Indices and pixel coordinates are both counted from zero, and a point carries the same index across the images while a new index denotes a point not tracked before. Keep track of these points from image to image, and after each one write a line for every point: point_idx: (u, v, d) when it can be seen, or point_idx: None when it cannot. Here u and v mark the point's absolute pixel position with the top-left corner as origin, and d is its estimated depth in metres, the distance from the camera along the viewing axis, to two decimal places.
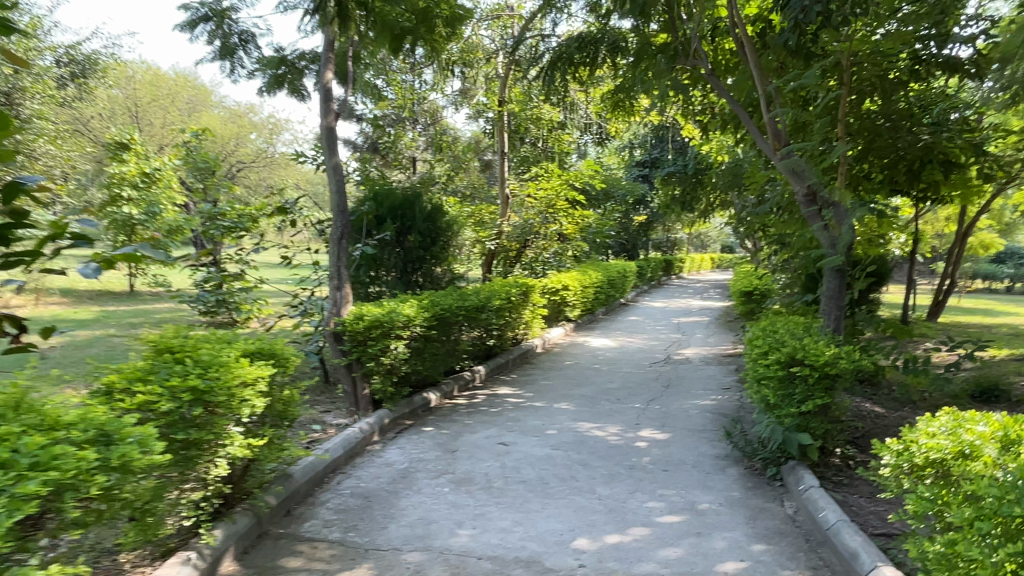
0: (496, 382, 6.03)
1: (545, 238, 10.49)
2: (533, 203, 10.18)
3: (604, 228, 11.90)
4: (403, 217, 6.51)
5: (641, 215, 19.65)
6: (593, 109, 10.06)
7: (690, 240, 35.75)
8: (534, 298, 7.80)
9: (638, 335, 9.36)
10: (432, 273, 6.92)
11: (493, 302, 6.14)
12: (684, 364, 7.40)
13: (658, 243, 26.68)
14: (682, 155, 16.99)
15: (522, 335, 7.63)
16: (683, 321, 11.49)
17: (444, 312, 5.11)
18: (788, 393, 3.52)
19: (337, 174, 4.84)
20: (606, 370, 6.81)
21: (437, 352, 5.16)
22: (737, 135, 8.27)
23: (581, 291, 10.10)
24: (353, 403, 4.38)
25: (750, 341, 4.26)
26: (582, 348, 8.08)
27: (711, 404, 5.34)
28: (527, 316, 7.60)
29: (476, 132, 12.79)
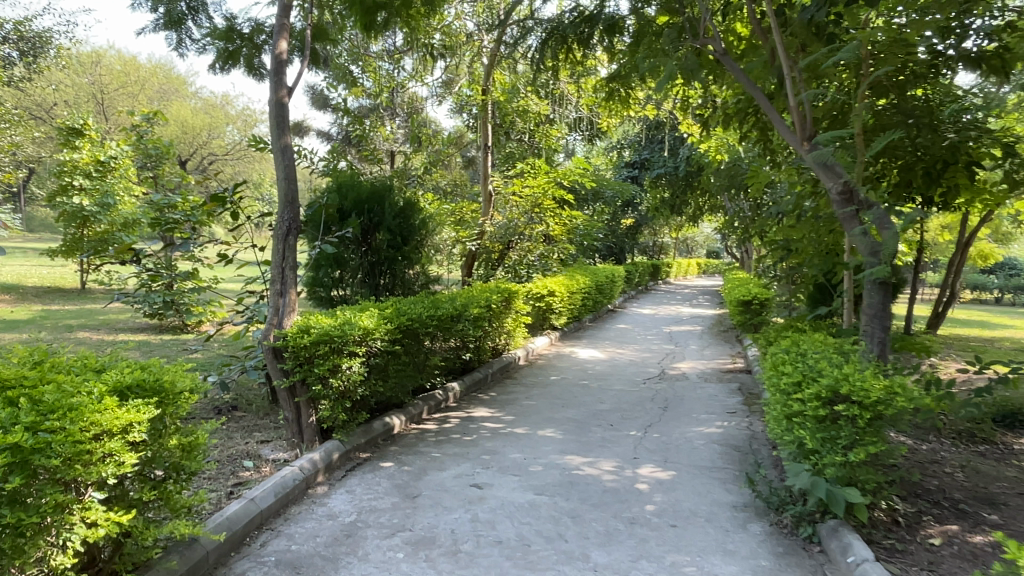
0: (473, 402, 5.30)
1: (531, 239, 9.80)
2: (518, 202, 9.47)
3: (593, 230, 11.22)
4: (371, 212, 5.77)
5: (629, 218, 19.02)
6: (584, 101, 9.40)
7: (676, 245, 35.24)
8: (518, 304, 7.09)
9: (629, 346, 8.67)
10: (403, 275, 6.19)
11: (470, 311, 5.43)
12: (681, 380, 6.71)
13: (645, 247, 26.10)
14: (673, 156, 16.37)
15: (503, 346, 6.91)
16: (675, 330, 10.83)
17: (411, 323, 4.38)
18: (830, 436, 2.83)
19: (287, 159, 4.11)
20: (596, 388, 6.10)
21: (402, 369, 4.43)
22: (741, 131, 7.63)
23: (568, 297, 9.40)
24: (295, 434, 3.63)
25: (772, 368, 3.57)
26: (569, 360, 7.38)
27: (717, 433, 4.64)
28: (509, 325, 6.90)
29: (459, 127, 12.09)
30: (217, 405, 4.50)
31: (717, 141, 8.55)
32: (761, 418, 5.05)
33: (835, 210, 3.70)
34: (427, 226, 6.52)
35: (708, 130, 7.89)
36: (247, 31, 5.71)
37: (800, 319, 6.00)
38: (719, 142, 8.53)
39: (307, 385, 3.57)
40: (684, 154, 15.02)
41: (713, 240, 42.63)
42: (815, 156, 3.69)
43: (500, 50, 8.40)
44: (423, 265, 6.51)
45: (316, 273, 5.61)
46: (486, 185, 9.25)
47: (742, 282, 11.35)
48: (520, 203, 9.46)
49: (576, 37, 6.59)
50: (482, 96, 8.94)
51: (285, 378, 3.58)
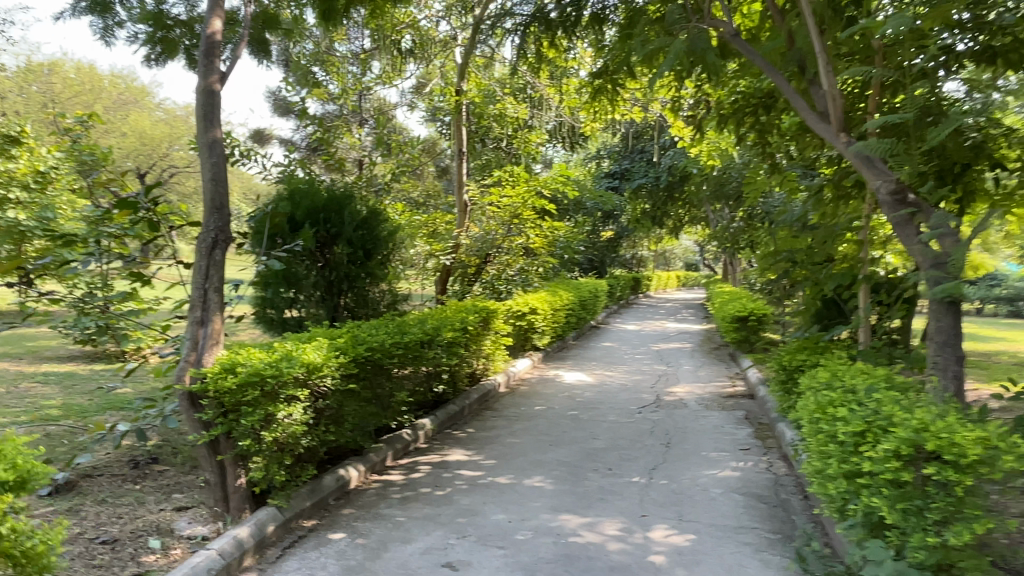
0: (448, 441, 4.57)
1: (509, 253, 9.11)
2: (496, 213, 8.77)
3: (576, 243, 10.58)
4: (328, 222, 5.03)
5: (610, 230, 18.45)
6: (565, 104, 8.76)
7: (656, 257, 34.82)
8: (498, 324, 6.38)
9: (618, 367, 7.98)
10: (368, 293, 5.45)
11: (444, 335, 4.71)
12: (679, 408, 6.04)
13: (626, 260, 25.58)
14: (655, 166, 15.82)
15: (481, 371, 6.18)
16: (663, 348, 10.18)
17: (370, 354, 3.64)
18: (916, 509, 2.14)
19: (214, 157, 3.38)
20: (587, 419, 5.39)
21: (361, 409, 3.69)
22: (737, 133, 7.02)
23: (551, 314, 8.72)
24: (218, 502, 2.88)
25: (812, 410, 2.90)
26: (554, 385, 6.67)
27: (734, 477, 3.94)
28: (488, 347, 6.18)
29: (432, 134, 11.39)
30: (136, 456, 3.74)
31: (710, 145, 7.95)
32: (780, 455, 4.37)
33: (884, 213, 3.03)
34: (396, 237, 5.79)
35: (701, 133, 7.28)
36: (184, 15, 4.95)
37: (813, 340, 5.36)
38: (712, 147, 7.93)
39: (234, 439, 2.84)
40: (667, 163, 14.46)
41: (692, 251, 42.30)
42: (856, 149, 3.05)
43: (474, 47, 7.73)
44: (391, 281, 5.76)
45: (265, 291, 4.85)
46: (460, 195, 8.58)
47: (733, 296, 10.74)
48: (498, 214, 8.77)
49: (560, 28, 5.94)
50: (456, 97, 8.26)
51: (205, 430, 2.85)
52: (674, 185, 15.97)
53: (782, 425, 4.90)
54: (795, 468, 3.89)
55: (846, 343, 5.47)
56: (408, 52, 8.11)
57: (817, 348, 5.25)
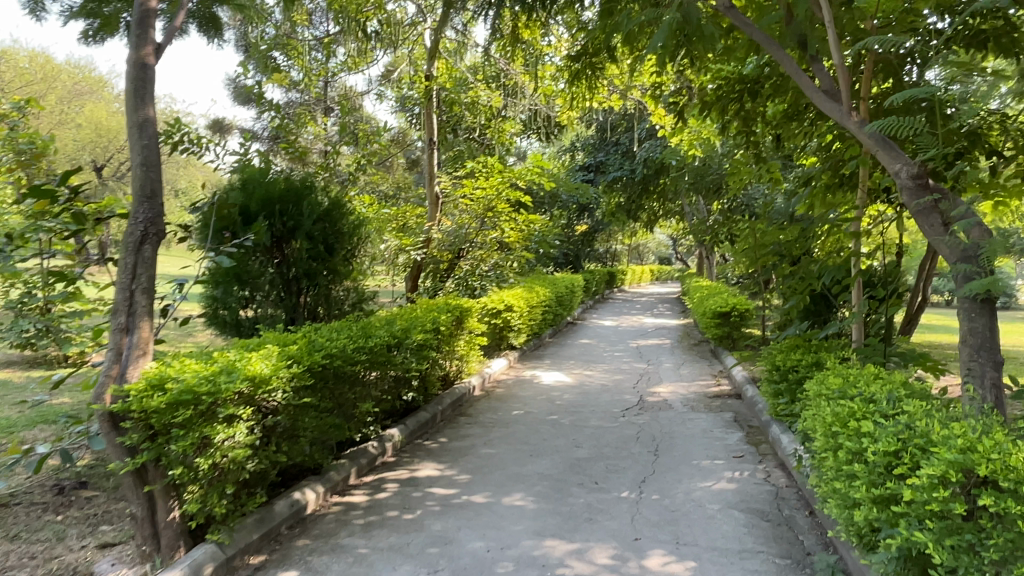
0: (418, 453, 4.19)
1: (484, 247, 8.73)
2: (469, 205, 8.40)
3: (551, 237, 10.24)
4: (285, 215, 4.62)
5: (585, 224, 18.15)
6: (540, 91, 8.40)
7: (630, 251, 34.67)
8: (472, 323, 6.01)
9: (597, 366, 7.66)
10: (330, 292, 5.04)
11: (415, 337, 4.33)
12: (663, 410, 5.72)
13: (600, 254, 25.35)
14: (630, 158, 15.56)
15: (455, 373, 5.81)
16: (642, 344, 9.90)
17: (329, 362, 3.25)
18: (969, 546, 1.83)
19: (145, 138, 2.95)
20: (568, 424, 5.05)
21: (320, 423, 3.29)
22: (721, 120, 6.72)
23: (528, 311, 8.37)
24: (148, 539, 2.47)
25: (828, 422, 2.58)
26: (532, 387, 6.32)
27: (731, 490, 3.62)
28: (462, 348, 5.82)
29: (402, 124, 10.95)
30: (62, 481, 3.32)
31: (690, 134, 7.66)
32: (778, 464, 4.06)
33: (903, 201, 2.70)
34: (362, 231, 5.39)
35: (682, 121, 6.98)
36: None
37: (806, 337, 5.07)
38: (693, 136, 7.64)
39: (164, 466, 2.44)
40: (643, 155, 14.19)
41: (665, 245, 42.30)
42: (871, 129, 2.73)
43: (445, 29, 7.33)
44: (357, 279, 5.35)
45: (215, 289, 4.41)
46: (431, 187, 8.22)
47: (712, 291, 10.49)
48: (471, 206, 8.39)
49: (535, 6, 5.58)
50: (426, 84, 7.87)
51: (131, 457, 2.42)
52: (649, 178, 15.72)
53: (776, 429, 4.61)
54: (796, 479, 3.59)
55: (839, 340, 5.20)
56: (374, 35, 7.67)
57: (811, 346, 4.97)
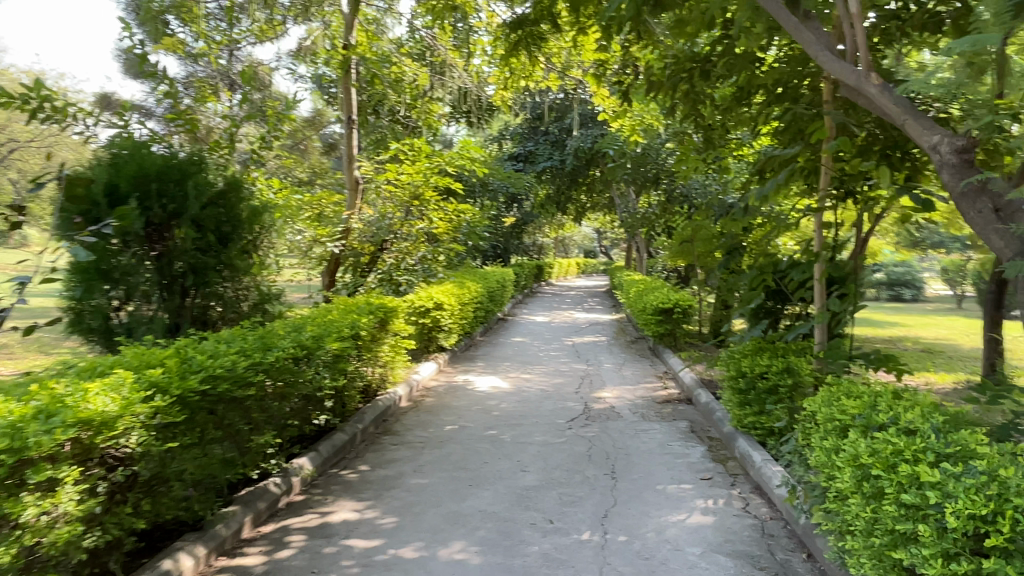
0: (333, 488, 3.45)
1: (409, 239, 7.98)
2: (395, 192, 7.71)
3: (481, 229, 9.59)
4: (164, 197, 3.82)
5: (513, 216, 17.59)
6: (471, 68, 7.71)
7: (556, 243, 34.36)
8: (397, 324, 5.28)
9: (534, 368, 7.06)
10: (226, 292, 4.21)
11: (330, 346, 3.58)
12: (611, 419, 5.17)
13: (528, 247, 24.86)
14: (560, 148, 15.10)
15: (378, 383, 5.08)
16: (578, 342, 9.38)
17: (209, 387, 2.49)
18: None
19: None
20: (510, 442, 4.41)
21: (200, 465, 2.52)
22: (669, 102, 6.23)
23: (460, 309, 7.67)
24: None
25: (859, 459, 2.03)
26: (466, 395, 5.66)
27: (708, 525, 3.08)
28: (386, 354, 5.09)
29: (318, 105, 10.03)
30: None
31: (633, 119, 7.16)
32: (753, 487, 3.55)
33: (941, 180, 2.17)
34: (264, 218, 4.57)
35: (627, 102, 6.45)
36: None
37: (771, 339, 4.56)
38: (636, 121, 7.13)
39: None
40: (574, 145, 13.75)
41: (590, 237, 42.34)
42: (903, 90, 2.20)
43: None
44: (262, 274, 4.53)
45: (76, 288, 3.57)
46: (351, 173, 7.45)
47: (648, 284, 10.09)
48: (395, 193, 7.70)
49: None
50: (344, 55, 7.06)
51: None
52: (579, 168, 15.31)
53: (743, 443, 4.11)
54: (783, 510, 3.07)
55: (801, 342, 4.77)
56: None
57: (776, 348, 4.50)
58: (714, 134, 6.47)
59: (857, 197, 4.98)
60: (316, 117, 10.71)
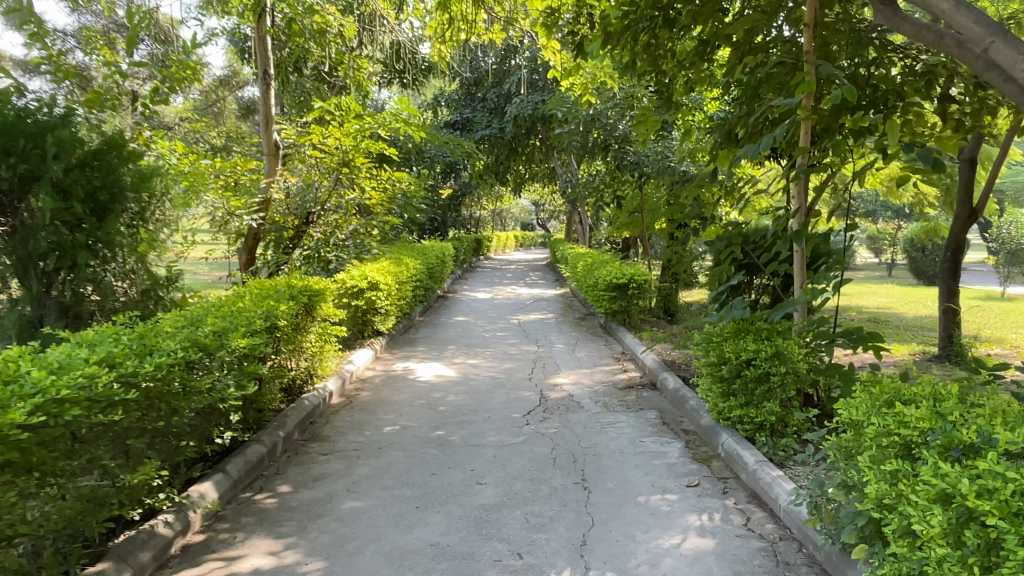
0: (246, 521, 2.76)
1: (339, 211, 7.19)
2: (321, 159, 6.91)
3: (418, 200, 8.85)
4: (15, 157, 3.09)
5: (450, 189, 16.86)
6: (405, 18, 6.91)
7: (494, 216, 33.57)
8: (325, 309, 4.54)
9: (482, 352, 6.44)
10: (104, 277, 3.42)
11: (236, 343, 2.85)
12: (572, 410, 4.60)
13: (467, 221, 24.07)
14: (498, 116, 14.40)
15: (305, 378, 4.36)
16: (524, 320, 8.80)
17: (42, 418, 1.82)
18: None
19: None
20: (461, 445, 3.78)
21: (40, 521, 1.89)
22: (626, 57, 5.65)
23: (398, 289, 6.96)
24: None
25: (953, 497, 1.52)
26: (408, 386, 4.99)
27: (709, 551, 2.54)
28: (313, 344, 4.37)
29: (236, 64, 9.07)
30: None
31: (585, 78, 6.57)
32: (750, 495, 3.04)
33: None
34: (156, 184, 3.78)
35: (580, 57, 5.85)
36: None
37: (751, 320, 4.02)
38: (588, 80, 6.55)
39: None
40: (514, 112, 13.09)
41: (528, 210, 41.70)
42: None
43: None
44: (155, 254, 3.74)
45: None
46: (270, 136, 6.59)
47: (597, 258, 9.53)
48: (320, 160, 6.91)
49: None
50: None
51: None
52: (520, 137, 14.63)
53: (728, 438, 3.61)
54: (798, 530, 2.56)
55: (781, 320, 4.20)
56: None
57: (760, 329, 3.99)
58: (675, 92, 5.92)
59: (838, 158, 4.51)
60: (232, 80, 9.65)
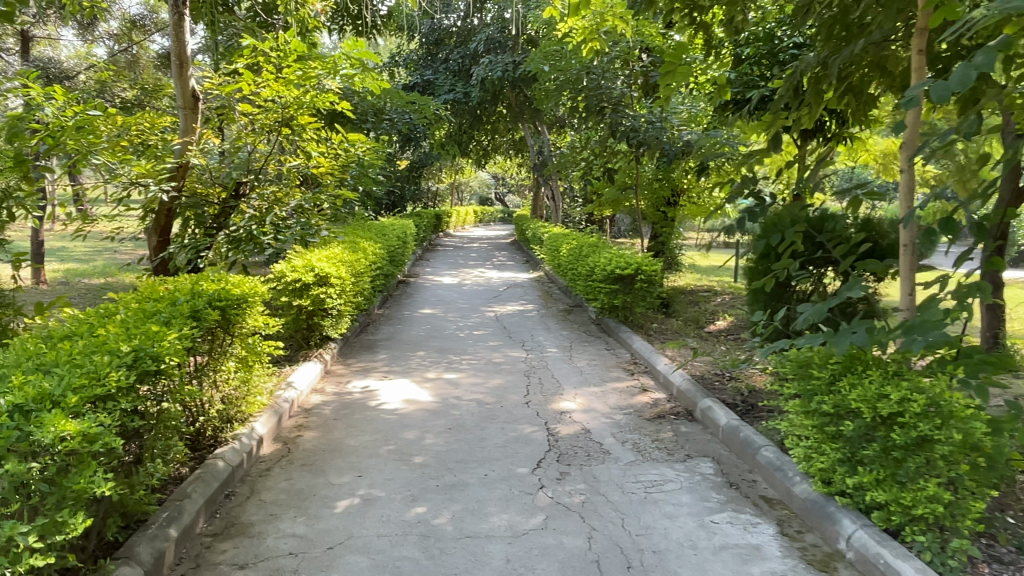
0: None
1: (279, 181, 5.80)
2: (254, 115, 5.47)
3: (375, 171, 7.48)
4: None
5: (409, 159, 15.35)
6: None
7: (450, 190, 31.91)
8: (250, 322, 3.19)
9: (459, 360, 5.16)
10: None
11: (60, 435, 1.50)
12: (596, 459, 3.38)
13: (424, 195, 22.40)
14: (463, 78, 12.96)
15: (219, 424, 3.03)
16: (501, 312, 7.54)
17: None
18: None
19: None
20: (455, 538, 2.51)
21: None
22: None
23: (354, 281, 5.63)
24: None
25: None
26: (368, 423, 3.68)
27: None
28: (230, 373, 3.06)
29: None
30: None
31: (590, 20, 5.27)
32: None
33: None
34: None
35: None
36: None
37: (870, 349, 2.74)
38: (592, 22, 5.24)
39: None
40: (481, 74, 11.70)
41: (487, 184, 40.19)
42: None
43: None
44: None
45: None
46: (185, 82, 5.12)
47: (583, 240, 8.26)
48: (255, 116, 5.51)
49: None
50: None
51: None
52: (484, 103, 13.20)
53: (850, 527, 2.46)
54: None
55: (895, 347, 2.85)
56: None
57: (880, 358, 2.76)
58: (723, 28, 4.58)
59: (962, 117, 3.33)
60: (147, 19, 7.79)
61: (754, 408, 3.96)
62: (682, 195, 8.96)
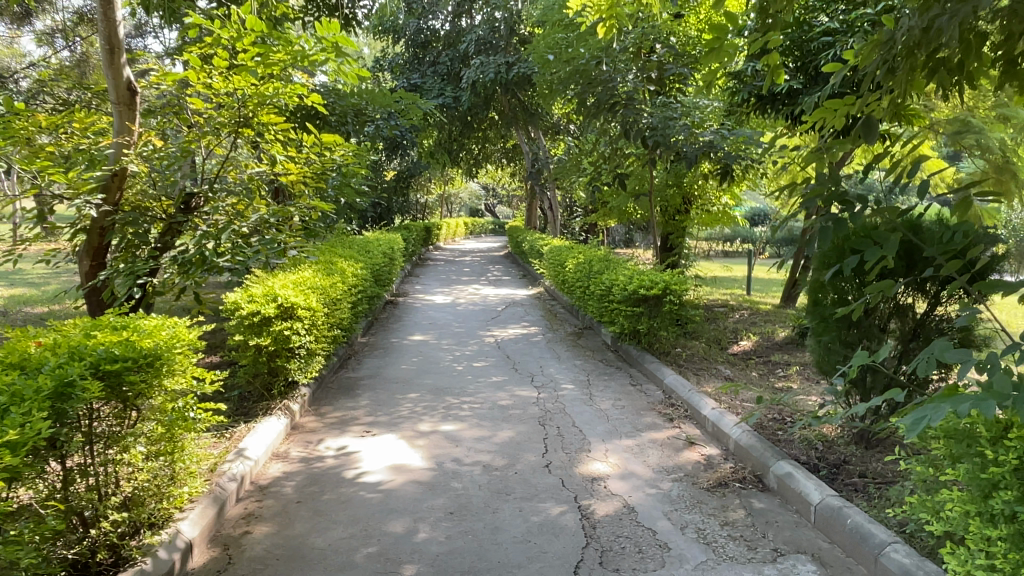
0: None
1: (240, 191, 4.89)
2: (207, 112, 4.56)
3: (358, 180, 6.58)
4: None
5: (396, 170, 14.44)
6: None
7: (439, 203, 31.03)
8: (174, 383, 2.28)
9: (457, 405, 4.25)
10: None
11: None
12: (651, 559, 2.47)
13: (411, 207, 21.39)
14: (452, 82, 12.11)
15: (125, 531, 2.12)
16: (501, 338, 6.64)
17: None
18: None
19: None
20: None
21: None
22: None
23: (329, 309, 4.72)
24: None
25: None
26: (342, 508, 2.76)
27: None
28: (140, 457, 2.16)
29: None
30: None
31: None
32: None
33: None
34: None
35: None
36: None
37: None
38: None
39: None
40: (472, 76, 10.86)
41: (476, 197, 39.43)
42: None
43: None
44: None
45: None
46: (118, 72, 4.20)
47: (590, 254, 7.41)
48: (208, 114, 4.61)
49: None
50: None
51: None
52: (475, 108, 12.34)
53: None
54: None
55: None
56: None
57: None
58: None
59: None
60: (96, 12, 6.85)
61: (841, 473, 3.06)
62: (696, 202, 8.12)
